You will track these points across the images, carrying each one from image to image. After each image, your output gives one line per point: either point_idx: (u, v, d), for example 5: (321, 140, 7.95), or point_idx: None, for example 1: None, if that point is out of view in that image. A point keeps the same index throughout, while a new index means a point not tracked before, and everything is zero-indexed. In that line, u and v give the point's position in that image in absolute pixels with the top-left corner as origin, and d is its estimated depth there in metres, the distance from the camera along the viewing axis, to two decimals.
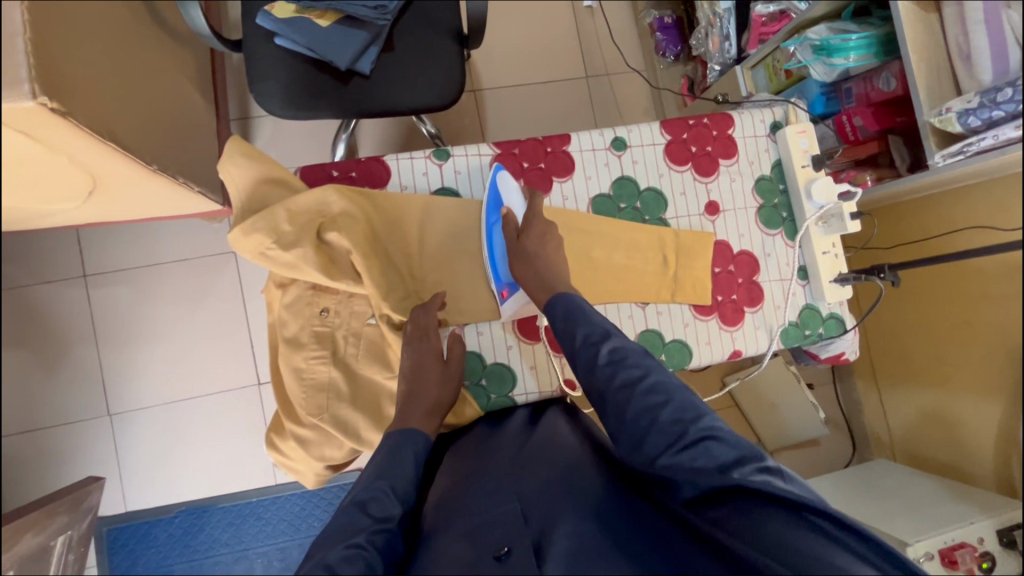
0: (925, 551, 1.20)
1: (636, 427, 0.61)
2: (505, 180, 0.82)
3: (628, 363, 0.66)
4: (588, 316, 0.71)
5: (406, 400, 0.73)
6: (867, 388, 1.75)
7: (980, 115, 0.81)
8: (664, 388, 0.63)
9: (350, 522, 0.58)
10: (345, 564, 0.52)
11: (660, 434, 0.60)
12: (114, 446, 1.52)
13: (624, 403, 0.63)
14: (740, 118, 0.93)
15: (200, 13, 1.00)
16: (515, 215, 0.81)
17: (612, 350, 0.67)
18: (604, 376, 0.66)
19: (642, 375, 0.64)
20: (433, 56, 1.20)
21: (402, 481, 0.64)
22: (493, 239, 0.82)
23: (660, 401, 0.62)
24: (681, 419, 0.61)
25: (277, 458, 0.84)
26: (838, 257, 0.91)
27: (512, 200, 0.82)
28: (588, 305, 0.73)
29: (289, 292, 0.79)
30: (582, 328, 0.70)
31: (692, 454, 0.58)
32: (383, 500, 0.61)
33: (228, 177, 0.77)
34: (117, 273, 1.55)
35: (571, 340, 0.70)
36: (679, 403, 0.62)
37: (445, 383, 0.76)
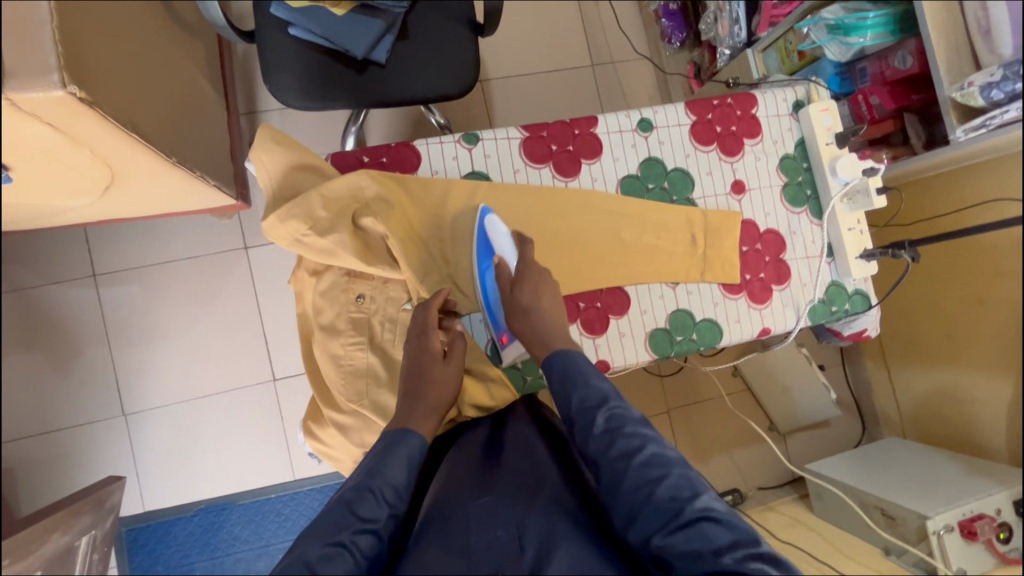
0: (945, 523, 1.22)
1: (629, 500, 0.56)
2: (494, 224, 0.79)
3: (625, 433, 0.61)
4: (585, 378, 0.66)
5: (404, 398, 0.68)
6: (876, 368, 1.78)
7: (1003, 87, 0.82)
8: (661, 461, 0.58)
9: (334, 519, 0.54)
10: (325, 563, 0.49)
11: (653, 513, 0.55)
12: (129, 446, 1.51)
13: (616, 476, 0.58)
14: (763, 98, 0.94)
15: (216, 4, 0.99)
16: (507, 261, 0.78)
17: (609, 417, 0.62)
18: (598, 445, 0.61)
19: (639, 446, 0.60)
20: (448, 43, 1.19)
21: (394, 482, 0.58)
22: (486, 285, 0.81)
23: (655, 475, 0.57)
24: (677, 497, 0.55)
25: (315, 446, 0.84)
26: (863, 233, 0.92)
27: (502, 246, 0.79)
28: (588, 366, 0.68)
29: (324, 279, 0.80)
30: (578, 392, 0.65)
31: (686, 535, 0.53)
32: (369, 501, 0.56)
33: (261, 165, 0.77)
34: (127, 272, 1.53)
35: (567, 403, 0.66)
36: (675, 479, 0.57)
37: (444, 382, 0.71)
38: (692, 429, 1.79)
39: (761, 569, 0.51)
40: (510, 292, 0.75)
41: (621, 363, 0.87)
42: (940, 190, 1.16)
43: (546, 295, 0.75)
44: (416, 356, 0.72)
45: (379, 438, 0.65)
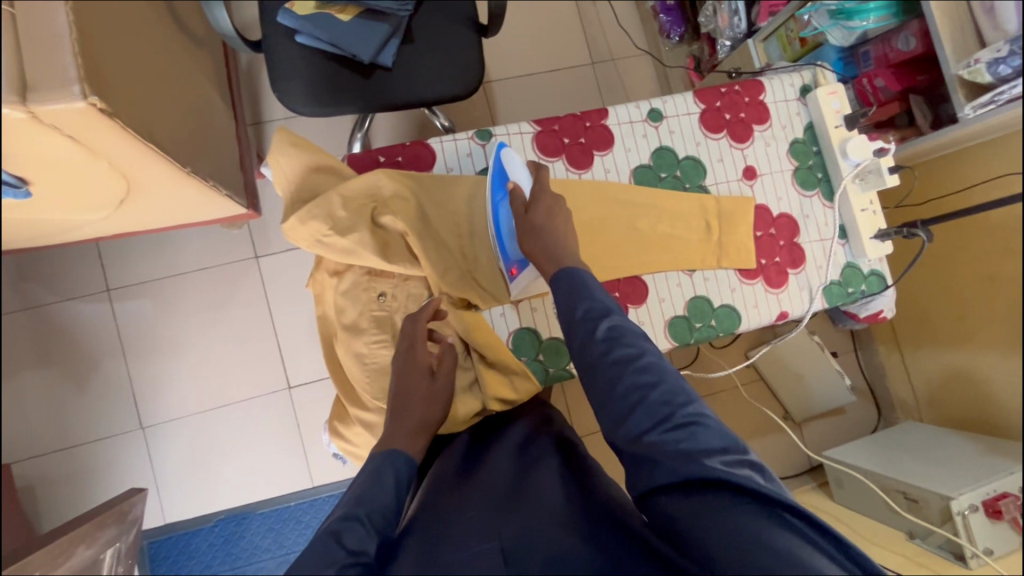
0: (969, 503, 1.21)
1: (621, 405, 0.57)
2: (509, 156, 0.78)
3: (625, 341, 0.60)
4: (588, 291, 0.66)
5: (393, 414, 0.67)
6: (889, 352, 1.78)
7: (1010, 62, 0.83)
8: (658, 369, 0.58)
9: (321, 551, 0.49)
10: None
11: (646, 413, 0.56)
12: (148, 459, 1.51)
13: (612, 379, 0.58)
14: (770, 84, 0.95)
15: (225, 14, 1.00)
16: (523, 189, 0.76)
17: (610, 328, 0.62)
18: (596, 352, 0.61)
19: (638, 354, 0.60)
20: (453, 45, 1.21)
21: (380, 510, 0.56)
22: (499, 216, 0.78)
23: (650, 381, 0.58)
24: (669, 401, 0.56)
25: (341, 446, 0.84)
26: (877, 213, 0.92)
27: (516, 174, 0.78)
28: (593, 281, 0.67)
29: (345, 279, 0.80)
30: (581, 301, 0.64)
31: (675, 436, 0.54)
32: (355, 531, 0.52)
33: (279, 169, 0.78)
34: (140, 286, 1.54)
35: (568, 312, 0.65)
36: (672, 384, 0.57)
37: (433, 397, 0.71)
38: None
39: (744, 472, 0.53)
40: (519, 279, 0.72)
41: None
42: (945, 171, 1.17)
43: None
44: (405, 368, 0.71)
45: (360, 468, 0.62)
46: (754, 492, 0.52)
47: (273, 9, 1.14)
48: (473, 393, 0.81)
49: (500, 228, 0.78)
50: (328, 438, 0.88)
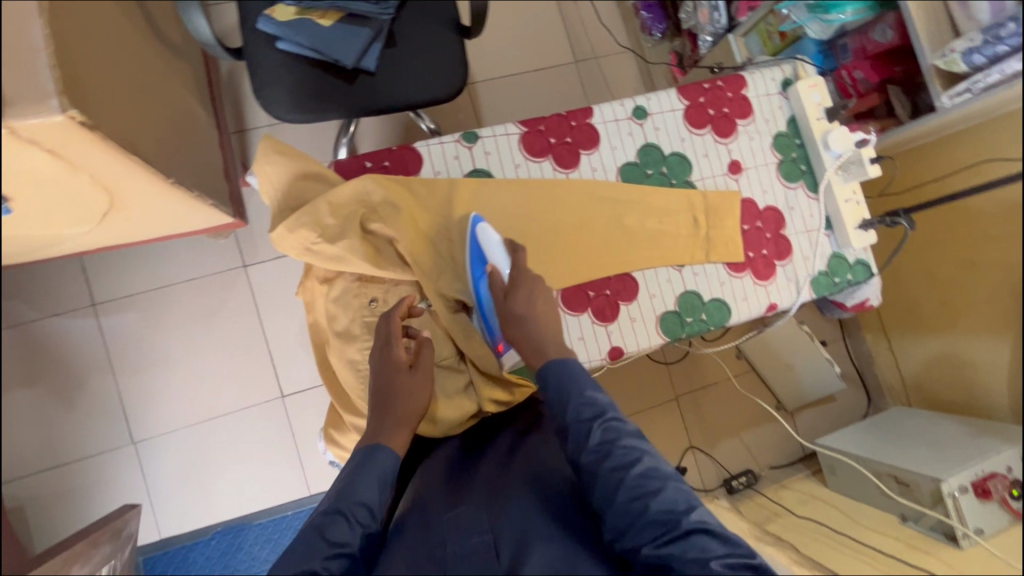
0: (959, 484, 1.23)
1: (622, 514, 0.55)
2: (485, 233, 0.78)
3: (621, 446, 0.59)
4: (580, 391, 0.64)
5: (376, 412, 0.67)
6: (877, 339, 1.81)
7: (985, 51, 0.84)
8: (655, 476, 0.57)
9: (304, 544, 0.52)
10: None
11: (649, 524, 0.53)
12: (141, 474, 1.50)
13: (611, 489, 0.56)
14: (752, 78, 0.96)
15: (205, 22, 0.99)
16: (500, 271, 0.76)
17: (605, 431, 0.60)
18: (592, 459, 0.59)
19: (635, 458, 0.58)
20: (436, 47, 1.20)
21: (364, 502, 0.58)
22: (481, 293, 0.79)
23: (650, 488, 0.56)
24: (672, 509, 0.54)
25: (337, 454, 0.83)
26: (860, 204, 0.94)
27: (496, 256, 0.78)
28: (584, 378, 0.66)
29: (335, 286, 0.80)
30: (573, 404, 0.63)
31: (681, 546, 0.52)
32: (338, 523, 0.54)
33: (265, 177, 0.77)
34: (126, 299, 1.52)
35: (562, 415, 0.63)
36: (671, 491, 0.56)
37: (413, 391, 0.70)
38: (701, 413, 1.81)
39: None
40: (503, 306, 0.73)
41: (633, 347, 0.88)
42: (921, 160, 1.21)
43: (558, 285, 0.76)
44: (382, 367, 0.71)
45: (346, 460, 0.64)
46: None
47: (253, 15, 1.13)
48: (468, 394, 0.82)
49: (482, 303, 0.79)
50: (324, 446, 0.87)
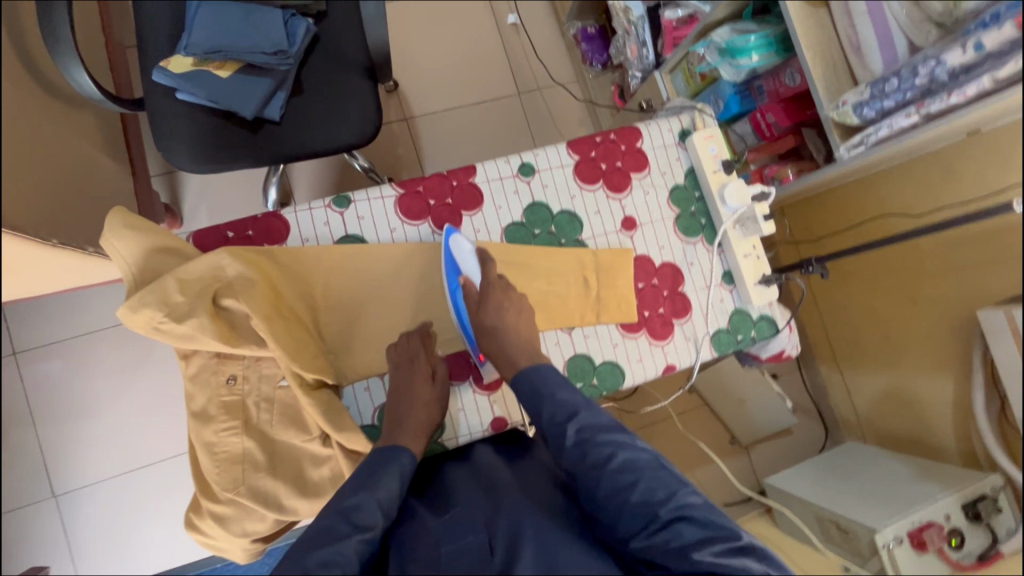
0: (894, 535, 1.19)
1: (608, 509, 0.63)
2: (458, 244, 0.81)
3: (595, 443, 0.65)
4: (551, 394, 0.69)
5: (394, 419, 0.74)
6: (830, 370, 1.71)
7: (872, 106, 0.82)
8: (631, 471, 0.62)
9: (331, 527, 0.59)
10: (324, 568, 0.55)
11: (632, 517, 0.61)
12: (63, 529, 1.45)
13: (593, 488, 0.63)
14: (647, 130, 0.93)
15: (88, 78, 0.96)
16: (472, 280, 0.81)
17: (579, 430, 0.66)
18: (573, 458, 0.65)
19: (611, 453, 0.64)
20: (345, 93, 1.17)
21: (388, 493, 0.65)
22: (458, 304, 0.81)
23: (629, 481, 0.62)
24: (650, 502, 0.61)
25: (200, 539, 0.79)
26: (760, 258, 0.90)
27: (468, 264, 0.82)
28: (554, 379, 0.70)
29: (191, 363, 0.75)
30: (546, 409, 0.68)
31: (663, 537, 0.60)
32: (366, 510, 0.62)
33: (113, 252, 0.73)
34: (49, 348, 1.48)
35: (538, 416, 0.69)
36: (648, 484, 0.62)
37: (433, 404, 0.77)
38: None
39: (740, 562, 0.58)
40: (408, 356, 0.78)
41: (519, 415, 0.86)
42: (867, 194, 1.19)
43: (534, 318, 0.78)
44: (404, 378, 0.77)
45: (366, 456, 0.70)
46: None
47: (152, 65, 1.10)
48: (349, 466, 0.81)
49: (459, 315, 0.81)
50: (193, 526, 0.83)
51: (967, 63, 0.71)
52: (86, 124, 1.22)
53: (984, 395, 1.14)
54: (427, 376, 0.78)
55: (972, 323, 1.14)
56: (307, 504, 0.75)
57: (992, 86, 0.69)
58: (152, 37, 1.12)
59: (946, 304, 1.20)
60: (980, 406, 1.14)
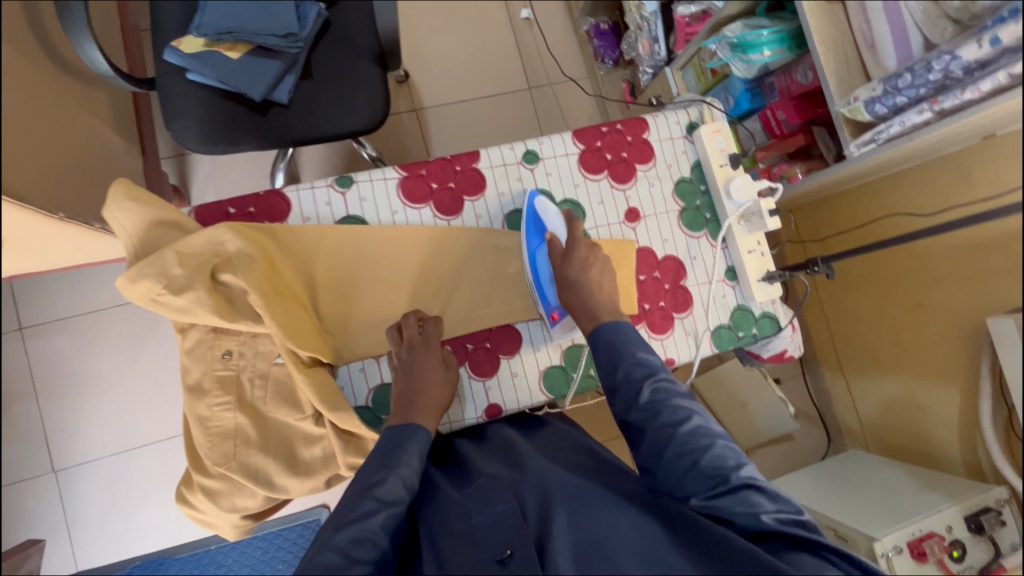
0: (893, 545, 1.17)
1: (673, 468, 0.64)
2: (544, 206, 0.83)
3: (670, 405, 0.66)
4: (630, 351, 0.71)
5: (406, 399, 0.74)
6: (835, 376, 1.68)
7: (885, 102, 0.81)
8: (704, 435, 0.64)
9: (355, 503, 0.62)
10: (355, 545, 0.58)
11: (701, 479, 0.63)
12: (62, 504, 1.46)
13: (663, 447, 0.65)
14: (655, 122, 0.93)
15: (100, 54, 0.97)
16: (559, 238, 0.83)
17: (654, 391, 0.68)
18: (644, 416, 0.67)
19: (684, 417, 0.66)
20: (354, 78, 1.18)
21: (411, 469, 0.66)
22: (538, 264, 0.82)
23: (702, 445, 0.64)
24: (721, 467, 0.63)
25: (190, 514, 0.79)
26: (765, 255, 0.89)
27: (555, 225, 0.84)
28: (633, 339, 0.72)
29: (188, 337, 0.75)
30: (624, 364, 0.70)
31: (729, 500, 0.62)
32: (390, 486, 0.64)
33: (115, 223, 0.74)
34: (54, 324, 1.50)
35: (612, 372, 0.71)
36: (718, 450, 0.64)
37: (444, 385, 0.78)
38: None
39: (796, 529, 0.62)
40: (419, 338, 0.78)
41: (513, 404, 0.85)
42: (874, 197, 1.18)
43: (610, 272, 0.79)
44: (415, 360, 0.77)
45: (383, 432, 0.71)
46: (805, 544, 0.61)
47: (164, 45, 1.11)
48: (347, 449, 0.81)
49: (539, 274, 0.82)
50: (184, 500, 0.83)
51: (983, 58, 0.70)
52: (97, 102, 1.23)
53: (991, 404, 1.11)
54: (440, 360, 0.78)
55: (980, 332, 1.11)
56: (298, 483, 0.75)
57: (1007, 82, 0.68)
58: (165, 17, 1.13)
59: (950, 312, 1.17)
60: (987, 415, 1.12)
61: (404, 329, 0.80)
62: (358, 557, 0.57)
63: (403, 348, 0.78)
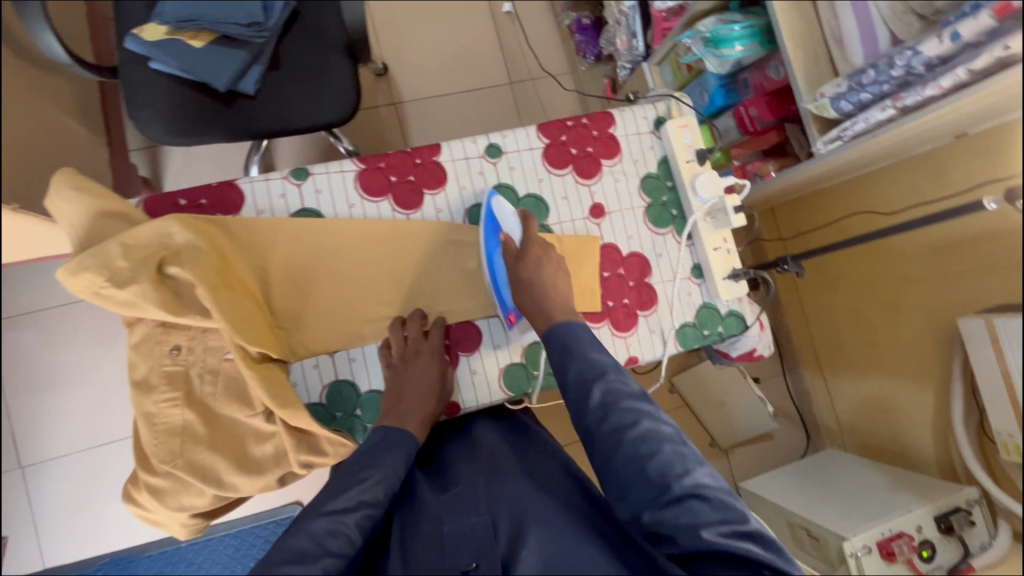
0: (862, 544, 1.16)
1: (620, 476, 0.60)
2: (500, 206, 0.82)
3: (620, 407, 0.63)
4: (583, 352, 0.68)
5: (397, 407, 0.74)
6: (814, 376, 1.67)
7: (850, 98, 0.81)
8: (652, 439, 0.61)
9: (331, 496, 0.62)
10: (329, 537, 0.58)
11: (645, 488, 0.59)
12: (28, 501, 1.43)
13: (611, 452, 0.61)
14: (621, 116, 0.92)
15: (56, 40, 0.94)
16: (513, 239, 0.81)
17: (605, 393, 0.64)
18: (593, 419, 0.64)
19: (634, 420, 0.62)
20: (323, 69, 1.15)
21: (394, 473, 0.66)
22: (494, 265, 0.79)
23: (648, 451, 0.60)
24: (667, 475, 0.59)
25: (137, 512, 0.78)
26: (731, 252, 0.88)
27: (509, 227, 0.82)
28: (587, 339, 0.69)
29: (134, 331, 0.74)
30: (575, 364, 0.67)
31: (674, 512, 0.58)
32: (373, 486, 0.63)
33: (59, 214, 0.72)
34: (22, 318, 1.47)
35: (565, 373, 0.68)
36: (666, 455, 0.60)
37: (440, 395, 0.78)
38: None
39: (743, 547, 0.57)
40: (419, 345, 0.78)
41: (472, 403, 0.84)
42: (851, 194, 1.16)
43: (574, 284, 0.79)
44: (413, 366, 0.77)
45: (373, 432, 0.70)
46: (746, 559, 0.57)
47: (126, 33, 1.08)
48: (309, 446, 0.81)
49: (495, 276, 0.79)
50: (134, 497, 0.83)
51: (944, 53, 0.69)
52: (59, 91, 1.20)
53: (962, 406, 1.11)
54: (434, 354, 0.78)
55: (952, 331, 1.12)
56: (248, 481, 0.75)
57: (967, 78, 0.67)
58: (128, 4, 1.11)
59: (929, 311, 1.16)
60: (958, 419, 1.11)
61: (407, 332, 0.80)
62: (331, 550, 0.57)
63: (404, 351, 0.78)
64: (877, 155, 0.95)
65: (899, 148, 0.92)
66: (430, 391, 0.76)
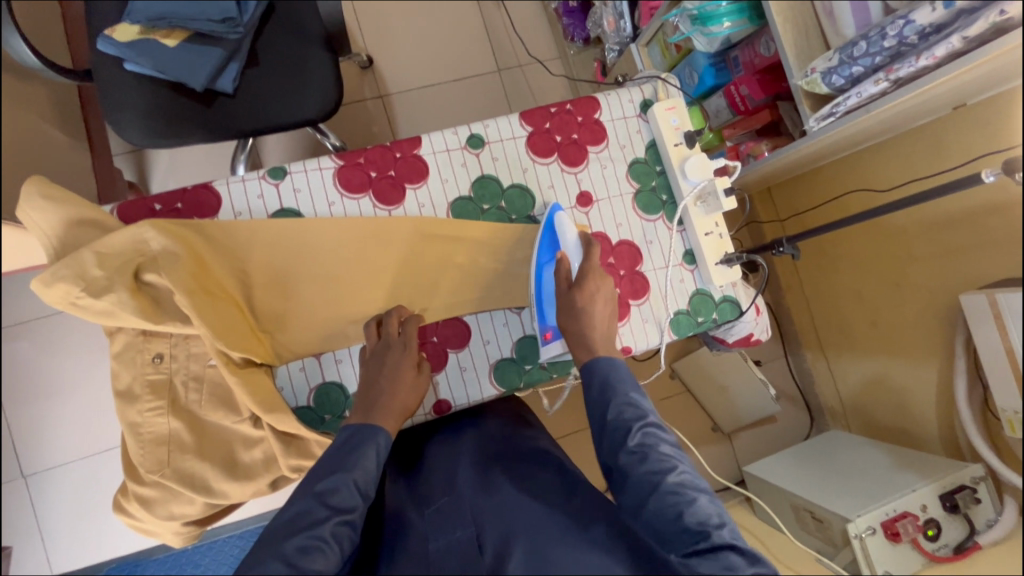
0: (867, 525, 1.14)
1: (654, 523, 0.57)
2: (563, 223, 0.79)
3: (657, 453, 0.60)
4: (623, 390, 0.65)
5: (364, 404, 0.71)
6: (815, 356, 1.64)
7: (842, 73, 0.78)
8: (688, 487, 0.58)
9: (306, 511, 0.59)
10: (302, 554, 0.55)
11: (679, 535, 0.56)
12: (33, 510, 1.43)
13: (644, 496, 0.58)
14: (606, 100, 0.90)
15: (25, 44, 0.91)
16: (569, 262, 0.78)
17: (642, 437, 0.61)
18: (627, 461, 0.60)
19: (672, 467, 0.59)
20: (300, 64, 1.12)
21: (365, 474, 0.63)
22: (543, 277, 0.80)
23: (687, 499, 0.57)
24: (705, 524, 0.56)
25: (127, 520, 0.79)
26: (723, 237, 0.86)
27: (567, 245, 0.79)
28: (627, 377, 0.67)
29: (115, 341, 0.74)
30: (615, 403, 0.64)
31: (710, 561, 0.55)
32: (344, 492, 0.61)
33: (30, 223, 0.71)
34: (14, 328, 1.46)
35: (600, 411, 0.65)
36: (701, 504, 0.57)
37: (416, 387, 0.75)
38: None
39: None
40: (388, 339, 0.76)
41: (463, 401, 0.83)
42: (850, 171, 1.12)
43: (601, 279, 0.75)
44: (380, 360, 0.75)
45: (341, 431, 0.68)
46: None
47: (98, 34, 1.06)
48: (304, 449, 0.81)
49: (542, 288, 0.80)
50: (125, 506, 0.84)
51: (937, 21, 0.68)
52: (36, 97, 1.18)
53: (965, 383, 1.08)
54: (412, 362, 0.75)
55: (955, 309, 1.09)
56: (236, 487, 0.75)
57: (962, 46, 0.66)
58: (99, 4, 1.08)
59: (933, 287, 1.13)
60: (961, 394, 1.09)
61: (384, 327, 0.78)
62: (306, 567, 0.55)
63: (377, 346, 0.76)
64: (873, 130, 0.92)
65: (895, 121, 0.90)
66: (401, 385, 0.73)
